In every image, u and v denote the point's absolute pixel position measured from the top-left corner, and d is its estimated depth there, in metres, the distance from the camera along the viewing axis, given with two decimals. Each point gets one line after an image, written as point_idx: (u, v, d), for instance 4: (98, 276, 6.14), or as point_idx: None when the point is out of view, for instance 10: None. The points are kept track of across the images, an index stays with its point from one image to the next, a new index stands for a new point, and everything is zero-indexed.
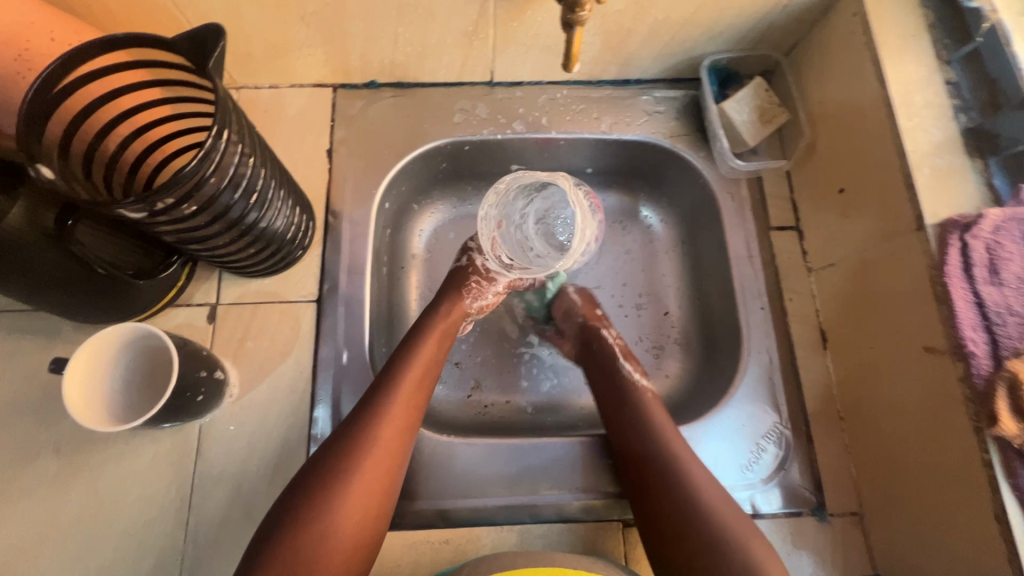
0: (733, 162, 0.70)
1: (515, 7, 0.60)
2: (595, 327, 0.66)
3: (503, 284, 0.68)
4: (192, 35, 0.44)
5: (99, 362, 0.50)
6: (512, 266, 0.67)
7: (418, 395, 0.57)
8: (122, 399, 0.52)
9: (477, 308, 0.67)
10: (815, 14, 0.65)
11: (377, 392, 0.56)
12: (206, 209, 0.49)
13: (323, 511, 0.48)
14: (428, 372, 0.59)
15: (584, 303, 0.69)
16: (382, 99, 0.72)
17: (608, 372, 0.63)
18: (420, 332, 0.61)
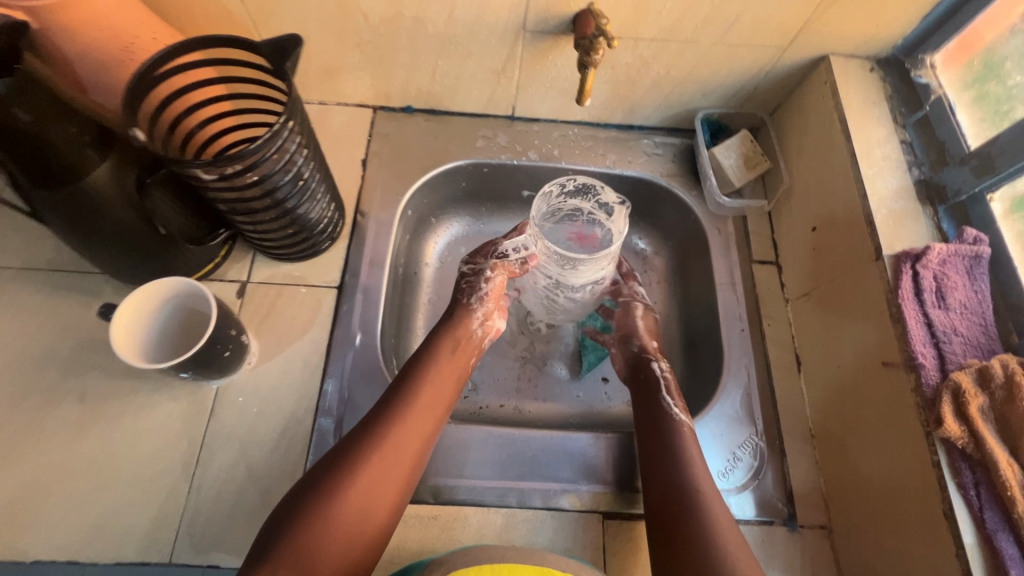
0: (720, 199, 0.78)
1: (540, 52, 0.71)
2: (646, 362, 0.71)
3: (490, 268, 0.73)
4: (275, 43, 0.53)
5: (142, 313, 0.56)
6: (513, 256, 0.74)
7: (438, 396, 0.62)
8: (156, 345, 0.58)
9: (480, 302, 0.71)
10: (794, 81, 0.76)
11: (407, 383, 0.62)
12: (259, 184, 0.56)
13: (343, 470, 0.54)
14: (438, 390, 0.63)
15: (644, 333, 0.74)
16: (415, 122, 0.82)
17: (651, 402, 0.66)
18: (430, 353, 0.65)
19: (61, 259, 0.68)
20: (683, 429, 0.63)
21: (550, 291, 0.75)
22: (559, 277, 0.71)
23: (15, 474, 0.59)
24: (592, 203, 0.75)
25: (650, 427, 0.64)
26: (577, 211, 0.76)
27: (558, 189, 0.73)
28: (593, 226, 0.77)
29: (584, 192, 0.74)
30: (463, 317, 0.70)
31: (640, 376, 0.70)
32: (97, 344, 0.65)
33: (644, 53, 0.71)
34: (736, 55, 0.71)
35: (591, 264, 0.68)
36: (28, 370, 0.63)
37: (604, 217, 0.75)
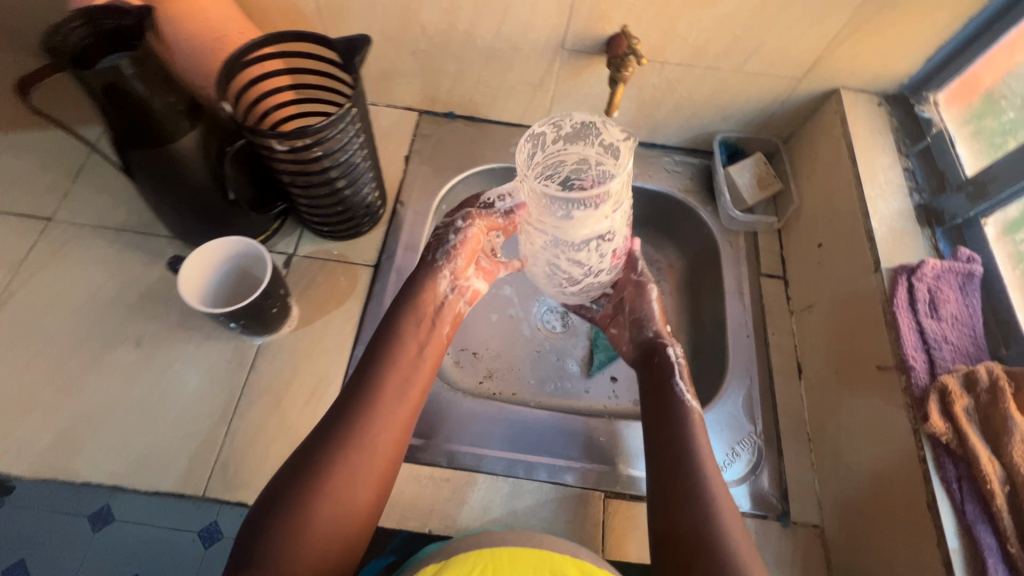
0: (733, 214, 0.84)
1: (575, 69, 0.79)
2: (661, 346, 0.71)
3: (463, 218, 0.69)
4: (348, 42, 0.61)
5: (201, 273, 0.64)
6: (497, 206, 0.71)
7: (406, 388, 0.62)
8: (221, 291, 0.67)
9: (446, 256, 0.68)
10: (807, 111, 0.82)
11: (373, 376, 0.61)
12: (320, 160, 0.63)
13: (319, 470, 0.55)
14: (404, 382, 0.62)
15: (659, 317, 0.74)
16: (456, 126, 0.90)
17: (662, 385, 0.67)
18: (385, 354, 0.63)
19: (134, 221, 0.76)
20: (693, 415, 0.64)
21: (550, 253, 0.66)
22: (557, 231, 0.61)
23: (75, 404, 0.65)
24: (595, 148, 0.65)
25: (659, 409, 0.66)
26: (583, 163, 0.66)
27: (551, 129, 0.64)
28: (602, 178, 0.65)
29: (585, 135, 0.65)
30: (429, 275, 0.68)
31: (654, 359, 0.70)
32: (156, 297, 0.72)
33: (669, 75, 0.78)
34: (753, 83, 0.78)
35: (588, 208, 0.58)
36: (95, 315, 0.70)
37: (612, 161, 0.64)
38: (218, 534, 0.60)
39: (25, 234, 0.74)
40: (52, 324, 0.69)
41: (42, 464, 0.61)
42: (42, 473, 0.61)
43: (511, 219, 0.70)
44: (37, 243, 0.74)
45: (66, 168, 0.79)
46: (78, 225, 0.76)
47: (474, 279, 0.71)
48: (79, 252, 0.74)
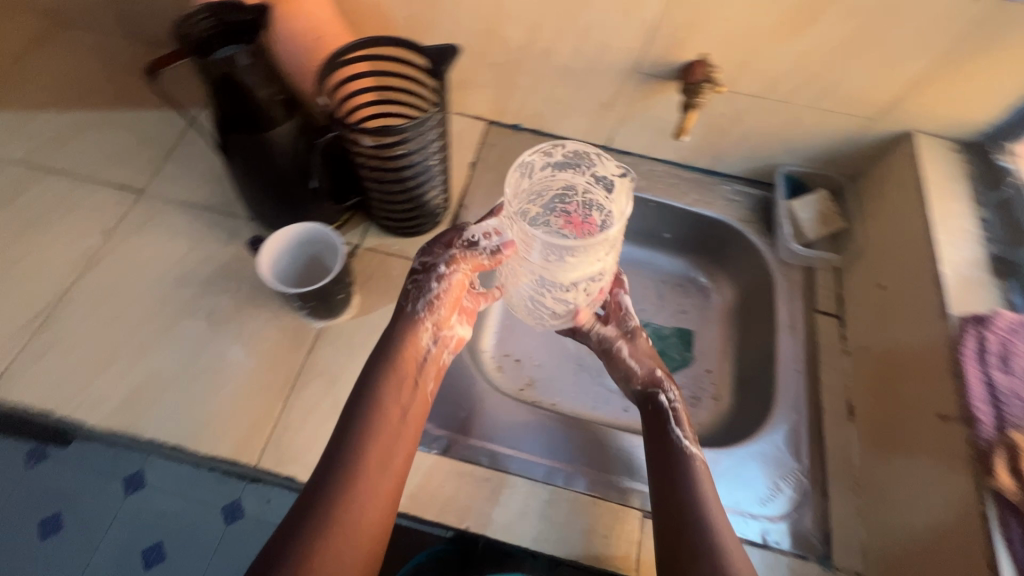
0: (793, 248, 0.83)
1: (646, 93, 0.80)
2: (655, 390, 0.69)
3: (446, 263, 0.65)
4: (436, 51, 0.63)
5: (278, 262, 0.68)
6: (482, 245, 0.65)
7: (389, 454, 0.58)
8: (296, 275, 0.71)
9: (427, 305, 0.65)
10: (877, 151, 0.81)
11: (353, 443, 0.58)
12: (399, 159, 0.66)
13: (297, 553, 0.51)
14: (387, 447, 0.59)
15: (643, 368, 0.70)
16: (521, 138, 0.93)
17: (663, 435, 0.65)
18: (364, 424, 0.59)
19: (216, 201, 0.82)
20: (698, 463, 0.62)
21: (535, 291, 0.67)
22: (545, 272, 0.62)
23: (146, 365, 0.69)
24: (585, 178, 0.66)
25: (665, 461, 0.62)
26: (571, 191, 0.67)
27: (540, 157, 0.65)
28: (590, 209, 0.67)
29: (578, 164, 0.66)
30: (408, 328, 0.65)
31: (649, 406, 0.68)
32: (229, 274, 0.76)
33: (739, 105, 0.79)
34: (824, 120, 0.78)
35: (581, 257, 0.58)
36: (172, 284, 0.74)
37: (603, 195, 0.65)
38: (238, 514, 0.63)
39: (119, 204, 0.80)
40: (133, 288, 0.74)
41: (112, 417, 0.65)
42: (112, 426, 0.65)
43: (498, 258, 0.65)
44: (128, 213, 0.80)
45: (161, 147, 0.86)
46: (166, 200, 0.81)
47: (457, 326, 0.68)
48: (164, 225, 0.79)
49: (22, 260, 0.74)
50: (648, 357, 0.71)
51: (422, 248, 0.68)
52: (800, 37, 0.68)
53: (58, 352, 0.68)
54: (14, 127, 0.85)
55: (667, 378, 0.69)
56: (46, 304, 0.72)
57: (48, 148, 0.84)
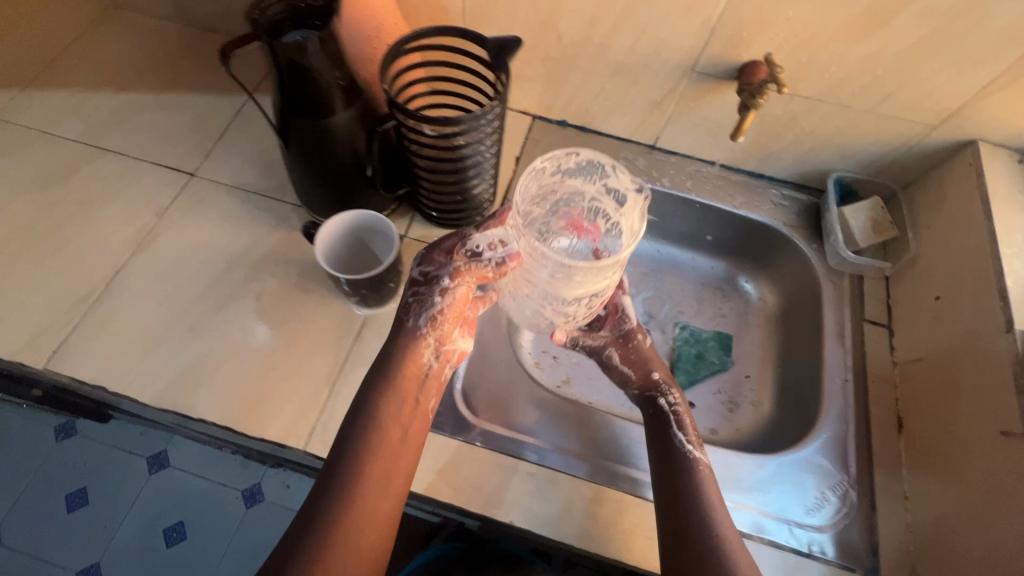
0: (844, 255, 0.82)
1: (700, 92, 0.79)
2: (654, 394, 0.70)
3: (450, 276, 0.64)
4: (499, 43, 0.63)
5: (332, 247, 0.69)
6: (486, 257, 0.64)
7: (387, 472, 0.58)
8: (349, 259, 0.72)
9: (429, 321, 0.65)
10: (934, 160, 0.80)
11: (352, 461, 0.58)
12: (455, 150, 0.66)
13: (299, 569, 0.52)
14: (386, 465, 0.59)
15: (637, 372, 0.72)
16: (567, 134, 0.92)
17: (664, 439, 0.66)
18: (364, 444, 0.59)
19: (266, 186, 0.82)
20: (701, 469, 0.63)
21: (535, 300, 0.66)
22: (548, 287, 0.62)
23: (196, 345, 0.69)
24: (596, 186, 0.67)
25: (667, 469, 0.63)
26: (579, 197, 0.68)
27: (552, 164, 0.65)
28: (595, 216, 0.69)
29: (588, 172, 0.66)
30: (410, 345, 0.64)
31: (650, 410, 0.70)
32: (278, 259, 0.76)
33: (795, 107, 0.77)
34: (883, 125, 0.76)
35: (586, 277, 0.58)
36: (222, 266, 0.75)
37: (614, 207, 0.68)
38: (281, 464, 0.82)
39: (170, 185, 0.81)
40: (184, 270, 0.74)
41: (163, 395, 0.66)
42: (163, 405, 0.66)
43: (502, 270, 0.64)
44: (179, 195, 0.80)
45: (211, 131, 0.86)
46: (216, 183, 0.82)
47: (459, 340, 0.68)
48: (215, 208, 0.80)
49: (77, 236, 0.75)
50: (647, 361, 0.72)
51: (421, 256, 0.67)
52: (868, 39, 0.66)
53: (112, 329, 0.69)
54: (69, 106, 0.86)
55: (667, 380, 0.70)
56: (99, 282, 0.73)
57: (102, 128, 0.85)
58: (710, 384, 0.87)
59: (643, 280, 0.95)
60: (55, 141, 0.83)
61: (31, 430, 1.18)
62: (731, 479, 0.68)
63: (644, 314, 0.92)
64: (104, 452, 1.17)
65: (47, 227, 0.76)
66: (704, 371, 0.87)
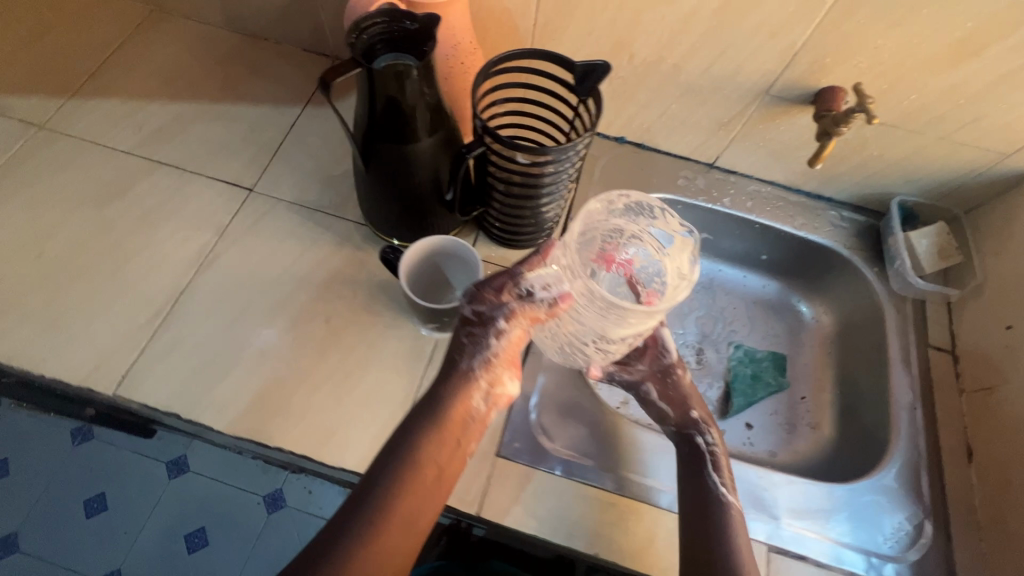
0: (910, 279, 0.82)
1: (770, 115, 0.79)
2: (690, 432, 0.68)
3: (504, 318, 0.62)
4: (587, 67, 0.61)
5: (414, 271, 0.69)
6: (539, 296, 0.62)
7: (413, 514, 0.55)
8: (428, 285, 0.71)
9: (482, 363, 0.62)
10: (1002, 187, 0.80)
11: (381, 497, 0.55)
12: (537, 177, 0.65)
13: None
14: (416, 506, 0.56)
15: (671, 408, 0.70)
16: (625, 151, 0.91)
17: (701, 481, 0.64)
18: (398, 478, 0.56)
19: (325, 203, 0.81)
20: (733, 515, 0.61)
21: (577, 338, 0.65)
22: (598, 326, 0.61)
23: (269, 371, 0.68)
24: (639, 226, 0.66)
25: (701, 512, 0.61)
26: (616, 232, 0.66)
27: (602, 205, 0.64)
28: (629, 249, 0.67)
29: (632, 210, 0.66)
30: (462, 387, 0.61)
31: (686, 448, 0.67)
32: (344, 280, 0.75)
33: (867, 133, 0.77)
34: (955, 152, 0.76)
35: (639, 318, 0.57)
36: (288, 288, 0.74)
37: (656, 247, 0.66)
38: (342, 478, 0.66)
39: (229, 201, 0.79)
40: (249, 291, 0.73)
41: (238, 422, 0.65)
42: (238, 431, 0.65)
43: (555, 310, 0.62)
44: (239, 211, 0.79)
45: (266, 144, 0.84)
46: (275, 199, 0.80)
47: (509, 383, 0.64)
48: (276, 225, 0.78)
49: (138, 256, 0.74)
50: (686, 398, 0.70)
51: (472, 294, 0.63)
52: (952, 70, 0.66)
53: (181, 353, 0.68)
54: (120, 117, 0.84)
55: (706, 420, 0.68)
56: (164, 304, 0.71)
57: (154, 141, 0.83)
58: (767, 404, 0.85)
59: (695, 299, 0.94)
60: (108, 154, 0.81)
61: (29, 426, 0.93)
62: (812, 509, 0.68)
63: (697, 334, 0.91)
64: (111, 453, 0.91)
65: (108, 245, 0.74)
66: (761, 393, 0.86)
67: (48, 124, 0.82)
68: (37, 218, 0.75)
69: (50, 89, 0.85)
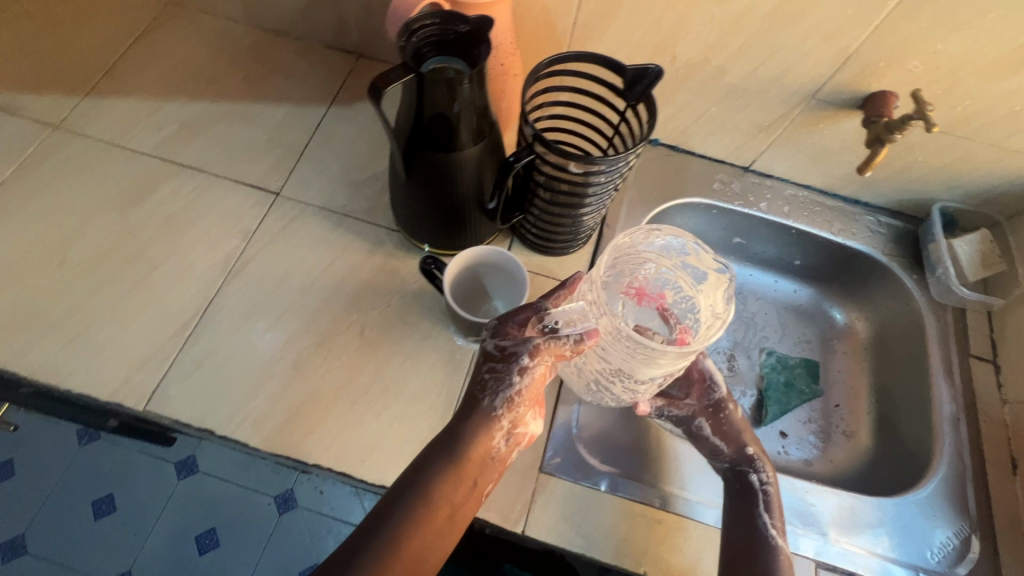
0: (952, 287, 0.80)
1: (815, 118, 0.77)
2: (745, 469, 0.65)
3: (528, 355, 0.55)
4: (639, 71, 0.59)
5: (457, 279, 0.67)
6: (564, 332, 0.55)
7: (421, 553, 0.52)
8: (465, 294, 0.69)
9: (505, 403, 0.56)
10: None
11: (391, 532, 0.52)
12: (583, 186, 0.62)
13: None
14: (425, 546, 0.52)
15: (727, 445, 0.66)
16: (659, 154, 0.88)
17: (751, 520, 0.61)
18: (408, 517, 0.52)
19: (353, 208, 0.78)
20: (781, 557, 0.59)
21: (604, 377, 0.61)
22: (627, 364, 0.56)
23: (302, 384, 0.66)
24: (672, 261, 0.62)
25: (748, 553, 0.59)
26: (646, 267, 0.63)
27: (635, 237, 0.60)
28: (662, 285, 0.64)
29: (664, 246, 0.62)
30: (483, 425, 0.56)
31: (737, 485, 0.64)
32: (377, 288, 0.73)
33: (914, 138, 0.75)
34: (1003, 158, 0.75)
35: (673, 358, 0.52)
36: (319, 297, 0.71)
37: (689, 282, 0.63)
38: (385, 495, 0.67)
39: (255, 206, 0.76)
40: (279, 300, 0.70)
41: (273, 438, 0.63)
42: (274, 447, 0.62)
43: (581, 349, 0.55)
44: (265, 216, 0.76)
45: (291, 146, 0.81)
46: (302, 204, 0.77)
47: (532, 423, 0.58)
48: (304, 231, 0.75)
49: (163, 263, 0.71)
50: (740, 433, 0.66)
51: (494, 328, 0.58)
52: (1010, 75, 0.65)
53: (211, 366, 0.66)
54: (139, 116, 0.81)
55: (761, 457, 0.65)
56: (192, 314, 0.69)
57: (174, 142, 0.79)
58: (801, 411, 0.83)
59: None
60: (128, 156, 0.78)
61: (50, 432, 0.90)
62: (858, 524, 0.67)
63: (730, 341, 0.88)
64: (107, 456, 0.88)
65: (133, 251, 0.72)
66: (795, 401, 0.83)
67: (65, 124, 0.79)
68: (59, 224, 0.72)
69: (64, 87, 0.81)
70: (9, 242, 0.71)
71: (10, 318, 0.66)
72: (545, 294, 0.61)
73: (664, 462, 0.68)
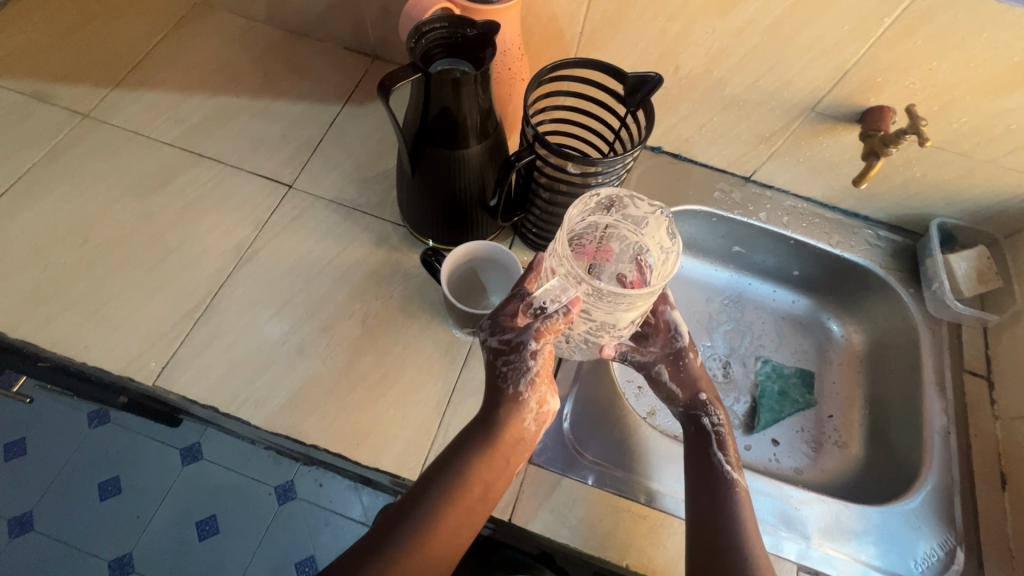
0: (949, 303, 0.81)
1: (813, 131, 0.79)
2: (698, 413, 0.66)
3: (534, 339, 0.57)
4: (639, 79, 0.61)
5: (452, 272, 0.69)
6: (552, 309, 0.57)
7: (457, 526, 0.54)
8: (459, 288, 0.70)
9: (527, 386, 0.58)
10: None
11: (427, 505, 0.54)
12: (580, 185, 0.64)
13: None
14: (460, 520, 0.55)
15: (682, 391, 0.66)
16: (661, 161, 0.90)
17: (707, 460, 0.63)
18: (444, 495, 0.54)
19: (362, 202, 0.81)
20: (738, 490, 0.61)
21: (591, 335, 0.61)
22: (609, 318, 0.57)
23: (304, 367, 0.69)
24: (614, 217, 0.62)
25: (705, 488, 0.61)
26: (592, 228, 0.62)
27: (579, 210, 0.59)
28: (607, 239, 0.64)
29: (603, 205, 0.61)
30: (512, 412, 0.58)
31: (692, 428, 0.66)
32: (380, 279, 0.75)
33: (912, 153, 0.76)
34: (1000, 176, 0.76)
35: (644, 296, 0.53)
36: (325, 285, 0.74)
37: (632, 229, 0.62)
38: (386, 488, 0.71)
39: (270, 196, 0.80)
40: (286, 287, 0.73)
41: (274, 418, 0.65)
42: (275, 427, 0.65)
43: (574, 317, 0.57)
44: (278, 207, 0.79)
45: (306, 141, 0.85)
46: (313, 196, 0.80)
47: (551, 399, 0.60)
48: (314, 222, 0.78)
49: (180, 247, 0.75)
50: (697, 379, 0.66)
51: (492, 324, 0.59)
52: (1003, 95, 0.67)
53: (218, 346, 0.69)
54: (164, 109, 0.85)
55: (713, 401, 0.66)
56: (203, 297, 0.72)
57: (196, 134, 0.83)
58: (794, 421, 0.84)
59: (722, 312, 0.92)
60: (151, 145, 0.82)
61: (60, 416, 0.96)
62: (843, 531, 0.68)
63: (726, 348, 0.89)
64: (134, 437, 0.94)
65: (151, 235, 0.75)
66: (789, 409, 0.84)
67: (94, 113, 0.83)
68: (83, 207, 0.76)
69: (95, 78, 0.86)
70: (36, 223, 0.74)
71: (32, 293, 0.70)
72: (518, 280, 0.62)
73: (650, 445, 0.70)
